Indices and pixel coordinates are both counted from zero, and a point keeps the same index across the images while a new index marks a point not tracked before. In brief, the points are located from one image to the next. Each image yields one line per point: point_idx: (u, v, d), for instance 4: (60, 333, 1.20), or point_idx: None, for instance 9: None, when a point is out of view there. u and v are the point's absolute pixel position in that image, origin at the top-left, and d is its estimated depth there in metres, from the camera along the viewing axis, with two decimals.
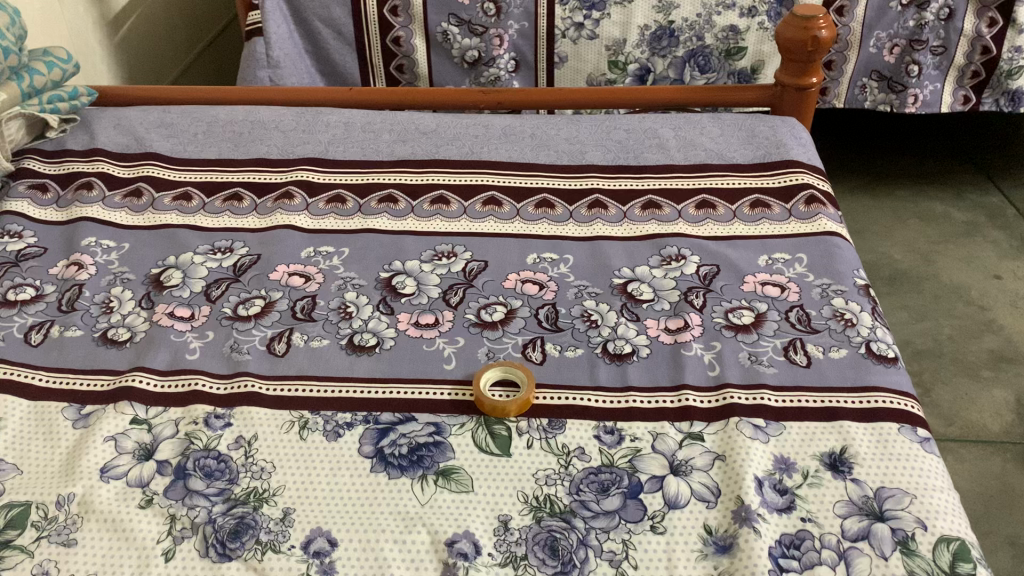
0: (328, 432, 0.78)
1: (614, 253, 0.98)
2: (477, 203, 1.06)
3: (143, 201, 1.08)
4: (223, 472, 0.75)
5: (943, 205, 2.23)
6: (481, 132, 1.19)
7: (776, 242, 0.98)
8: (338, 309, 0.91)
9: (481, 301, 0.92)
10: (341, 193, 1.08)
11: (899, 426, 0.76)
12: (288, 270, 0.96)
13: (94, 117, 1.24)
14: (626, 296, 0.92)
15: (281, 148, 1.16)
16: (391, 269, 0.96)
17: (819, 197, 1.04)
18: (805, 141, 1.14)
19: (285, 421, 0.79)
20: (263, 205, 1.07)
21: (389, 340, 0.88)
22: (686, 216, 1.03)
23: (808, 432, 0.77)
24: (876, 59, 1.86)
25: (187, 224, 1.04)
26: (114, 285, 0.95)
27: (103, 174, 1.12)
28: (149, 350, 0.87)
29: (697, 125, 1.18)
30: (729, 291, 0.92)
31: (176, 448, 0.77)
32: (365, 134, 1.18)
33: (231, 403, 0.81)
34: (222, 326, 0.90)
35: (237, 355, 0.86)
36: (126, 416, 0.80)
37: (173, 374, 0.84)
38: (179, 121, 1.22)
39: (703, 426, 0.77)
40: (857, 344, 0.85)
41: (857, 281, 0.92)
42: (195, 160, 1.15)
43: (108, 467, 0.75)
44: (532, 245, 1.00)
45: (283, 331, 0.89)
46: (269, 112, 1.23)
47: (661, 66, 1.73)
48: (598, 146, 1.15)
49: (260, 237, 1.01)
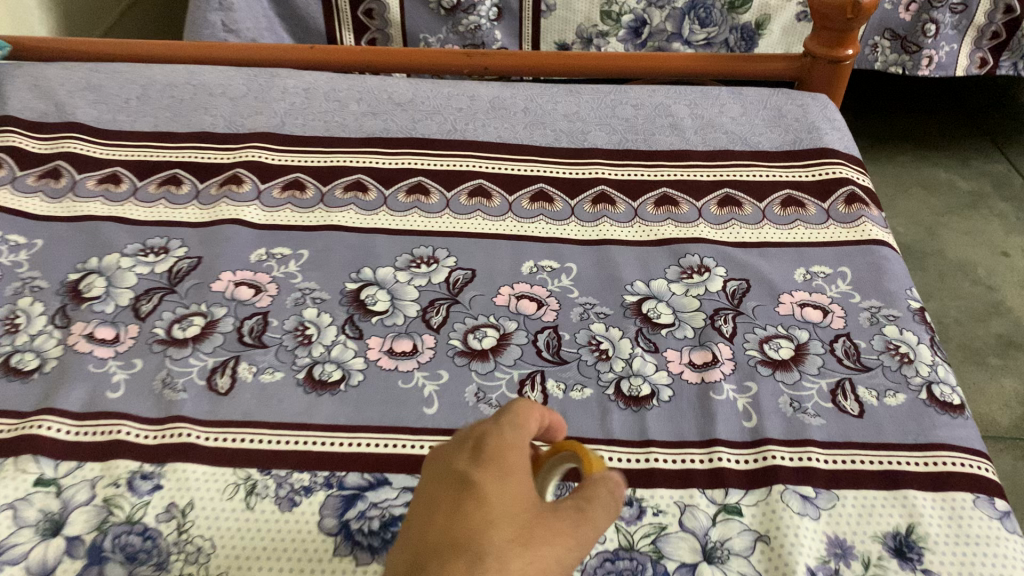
0: (281, 499, 0.63)
1: (625, 261, 0.83)
2: (462, 194, 0.90)
3: (62, 184, 0.90)
4: (150, 554, 0.60)
5: (947, 172, 2.11)
6: (465, 103, 1.02)
7: (815, 251, 0.84)
8: (295, 331, 0.75)
9: (468, 322, 0.77)
10: (299, 178, 0.91)
11: (973, 498, 0.64)
12: (235, 277, 0.80)
13: (7, 75, 1.05)
14: (641, 319, 0.77)
15: (229, 120, 0.98)
16: (360, 279, 0.81)
17: (860, 195, 0.89)
18: (840, 125, 0.99)
19: (228, 483, 0.64)
20: (207, 192, 0.89)
21: (357, 375, 0.72)
22: (708, 216, 0.88)
23: (866, 504, 0.64)
24: (891, 16, 1.75)
25: (113, 215, 0.86)
26: (21, 295, 0.78)
27: (13, 148, 0.94)
28: (61, 385, 0.70)
29: (715, 101, 1.03)
30: (763, 315, 0.78)
31: (91, 520, 0.62)
32: (329, 103, 1.02)
33: (162, 459, 0.66)
34: (153, 351, 0.73)
35: (171, 394, 0.70)
36: (29, 475, 0.64)
37: (91, 418, 0.68)
38: (109, 83, 1.03)
39: (740, 495, 0.64)
40: (918, 388, 0.72)
41: (911, 304, 0.79)
42: (126, 133, 0.97)
43: (3, 549, 0.60)
44: (527, 249, 0.84)
45: (227, 360, 0.73)
46: (216, 75, 1.05)
47: (658, 18, 1.58)
48: (601, 125, 0.99)
49: (203, 234, 0.84)
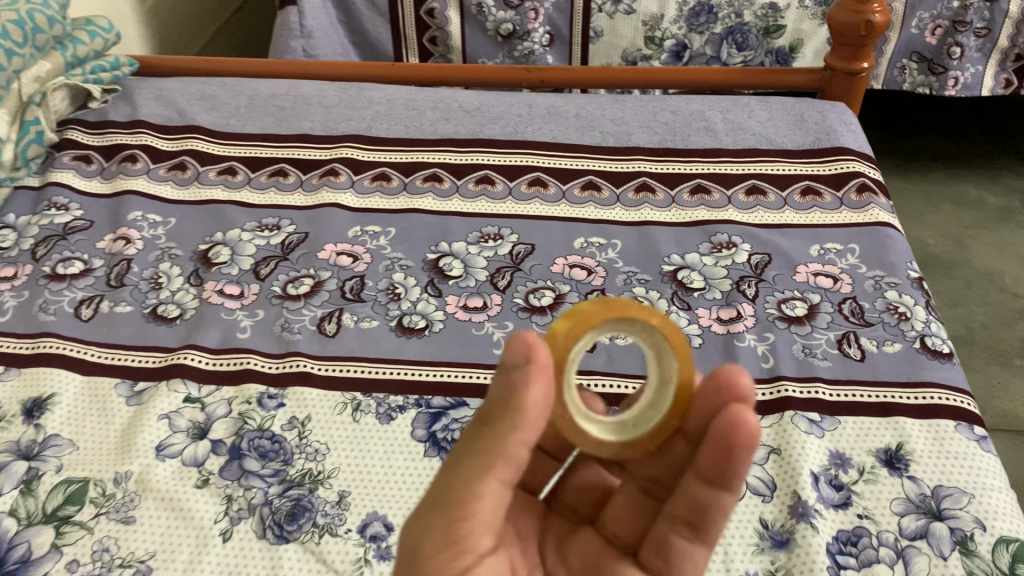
0: (381, 415, 0.78)
1: (664, 239, 0.97)
2: (523, 184, 1.05)
3: (188, 175, 1.07)
4: (278, 453, 0.75)
5: (977, 189, 2.21)
6: (524, 110, 1.18)
7: (828, 231, 0.97)
8: (386, 290, 0.91)
9: (529, 285, 0.92)
10: (385, 171, 1.07)
11: (956, 423, 0.76)
12: (336, 248, 0.96)
13: (135, 88, 1.24)
14: (677, 284, 0.91)
15: (324, 124, 1.15)
16: (438, 251, 0.96)
17: (870, 186, 1.02)
18: (855, 127, 1.13)
19: (338, 402, 0.79)
20: (309, 182, 1.06)
21: (438, 324, 0.87)
22: (736, 202, 1.02)
23: (863, 427, 0.76)
24: (917, 40, 1.87)
25: (233, 200, 1.03)
26: (162, 261, 0.95)
27: (146, 146, 1.12)
28: (199, 328, 0.87)
29: (745, 108, 1.17)
30: (781, 281, 0.91)
31: (230, 428, 0.77)
32: (408, 111, 1.18)
33: (284, 383, 0.81)
34: (273, 304, 0.89)
35: (289, 335, 0.86)
36: (179, 394, 0.80)
37: (224, 352, 0.84)
38: (221, 94, 1.21)
39: (758, 419, 0.77)
40: (912, 339, 0.84)
41: (911, 274, 0.91)
42: (237, 134, 1.14)
43: (163, 446, 0.75)
44: (579, 229, 0.99)
45: (333, 311, 0.88)
46: (310, 87, 1.22)
47: (698, 43, 1.72)
48: (644, 128, 1.14)
49: (308, 215, 1.01)
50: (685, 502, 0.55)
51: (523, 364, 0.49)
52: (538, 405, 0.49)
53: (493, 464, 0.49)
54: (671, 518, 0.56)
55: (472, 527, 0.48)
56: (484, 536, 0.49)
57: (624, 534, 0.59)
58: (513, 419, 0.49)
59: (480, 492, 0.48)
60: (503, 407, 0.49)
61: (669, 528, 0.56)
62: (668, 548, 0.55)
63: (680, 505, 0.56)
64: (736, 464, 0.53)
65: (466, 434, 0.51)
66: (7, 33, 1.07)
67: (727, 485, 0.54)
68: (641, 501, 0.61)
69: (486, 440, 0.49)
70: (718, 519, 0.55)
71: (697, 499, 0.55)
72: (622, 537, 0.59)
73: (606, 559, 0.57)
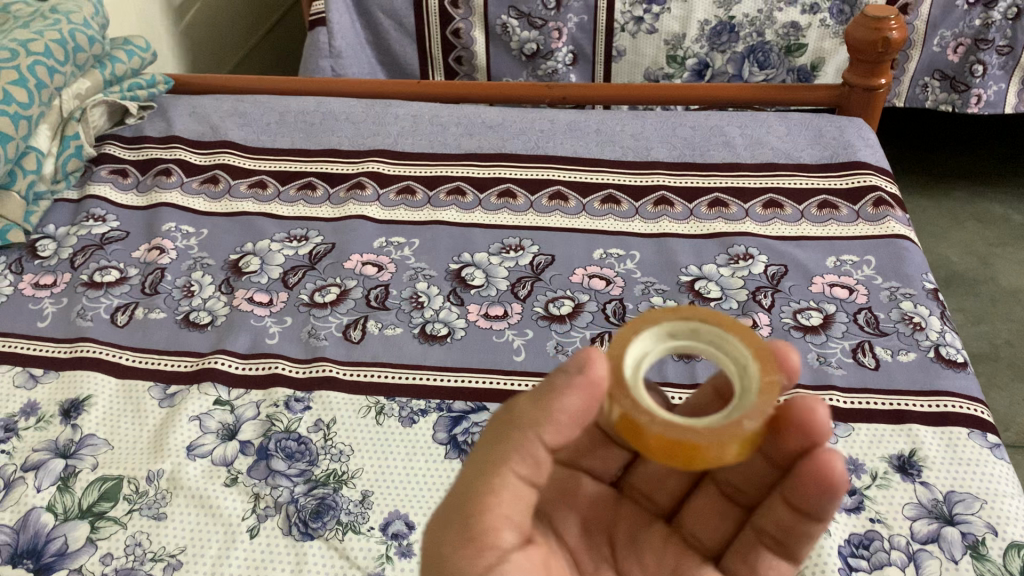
0: (403, 418, 0.80)
1: (682, 250, 0.99)
2: (544, 197, 1.08)
3: (220, 188, 1.11)
4: (304, 454, 0.77)
5: (1002, 206, 2.20)
6: (546, 126, 1.20)
7: (845, 244, 0.98)
8: (410, 299, 0.94)
9: (549, 294, 0.94)
10: (410, 184, 1.10)
11: (969, 431, 0.77)
12: (362, 259, 0.99)
13: (170, 104, 1.28)
14: (693, 294, 0.93)
15: (352, 140, 1.19)
16: (461, 261, 0.99)
17: (887, 199, 1.04)
18: (873, 142, 1.14)
19: (362, 405, 0.82)
20: (336, 195, 1.09)
21: (460, 331, 0.90)
22: (753, 215, 1.04)
23: (876, 434, 0.78)
24: (939, 58, 1.87)
25: (263, 212, 1.07)
26: (194, 270, 0.99)
27: (180, 160, 1.16)
28: (230, 333, 0.90)
29: (764, 124, 1.19)
30: (797, 292, 0.93)
31: (258, 429, 0.80)
32: (433, 127, 1.21)
33: (311, 387, 0.83)
34: (300, 312, 0.92)
35: (315, 341, 0.89)
36: (210, 396, 0.83)
37: (253, 357, 0.87)
38: (252, 110, 1.25)
39: None
40: (926, 348, 0.85)
41: (926, 285, 0.93)
42: (268, 149, 1.18)
43: (194, 446, 0.78)
44: (599, 240, 1.01)
45: (358, 318, 0.91)
46: (338, 104, 1.26)
47: (720, 61, 1.74)
48: (664, 143, 1.16)
49: (335, 226, 1.04)
50: (772, 519, 0.55)
51: (574, 372, 0.49)
52: (569, 411, 0.50)
53: (511, 456, 0.50)
54: (758, 530, 0.56)
55: (490, 520, 0.48)
56: (507, 532, 0.48)
57: (704, 536, 0.59)
58: (539, 416, 0.50)
59: (496, 483, 0.49)
60: (532, 405, 0.50)
61: (755, 540, 0.56)
62: (755, 561, 0.55)
63: (771, 524, 0.55)
64: (827, 503, 0.51)
65: (492, 428, 0.53)
66: (50, 52, 1.11)
67: (817, 515, 0.52)
68: (723, 506, 0.59)
69: (510, 435, 0.50)
70: (805, 538, 0.55)
71: (786, 519, 0.54)
72: (704, 541, 0.59)
73: (687, 559, 0.57)
